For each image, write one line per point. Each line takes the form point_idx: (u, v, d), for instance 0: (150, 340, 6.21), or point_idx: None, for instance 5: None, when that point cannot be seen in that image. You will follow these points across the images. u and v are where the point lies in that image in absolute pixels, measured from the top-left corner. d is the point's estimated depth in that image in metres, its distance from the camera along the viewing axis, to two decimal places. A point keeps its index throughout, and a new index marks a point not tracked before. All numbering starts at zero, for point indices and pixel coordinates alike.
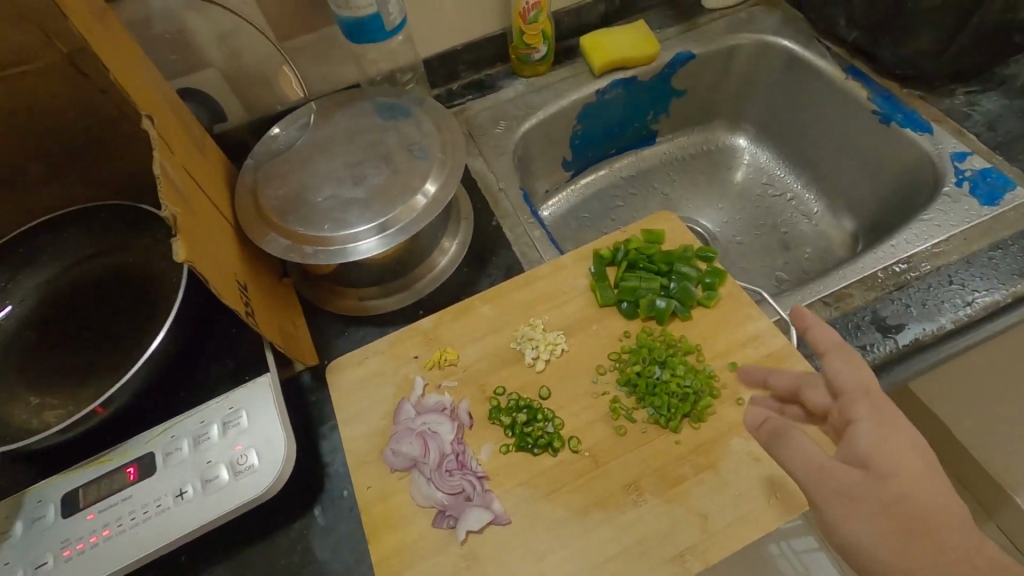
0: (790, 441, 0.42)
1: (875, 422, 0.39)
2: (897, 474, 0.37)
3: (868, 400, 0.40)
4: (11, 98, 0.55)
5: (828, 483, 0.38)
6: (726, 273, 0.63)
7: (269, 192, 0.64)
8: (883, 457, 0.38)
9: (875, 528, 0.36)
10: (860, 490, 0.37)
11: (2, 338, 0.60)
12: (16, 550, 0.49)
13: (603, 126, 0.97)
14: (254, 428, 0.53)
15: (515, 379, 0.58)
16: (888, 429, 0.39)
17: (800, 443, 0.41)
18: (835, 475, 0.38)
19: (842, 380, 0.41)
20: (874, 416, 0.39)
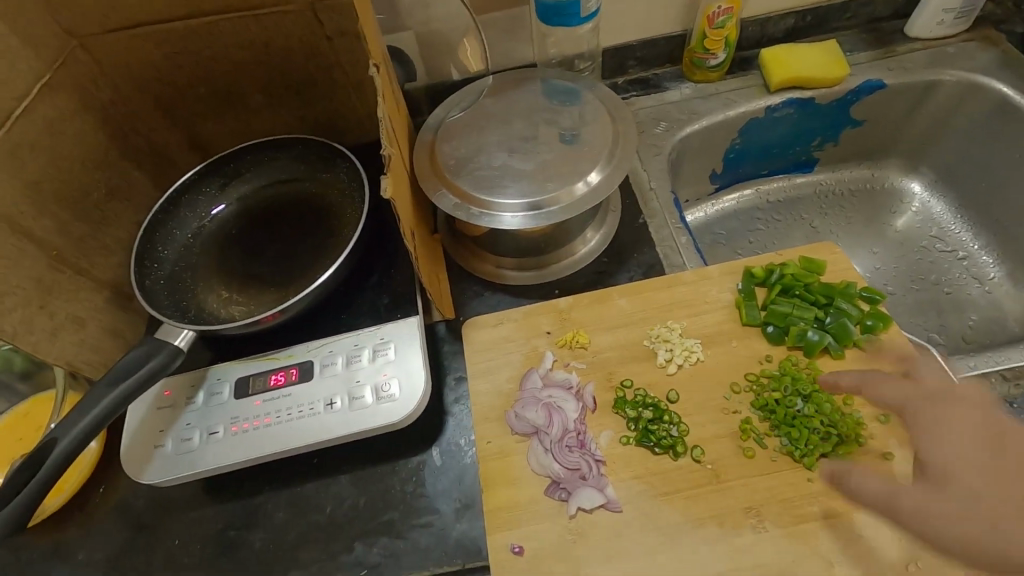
0: (865, 483, 0.49)
1: (931, 429, 0.49)
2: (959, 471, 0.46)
3: (923, 413, 0.51)
4: (259, 32, 0.63)
5: (907, 500, 0.46)
6: (891, 320, 0.60)
7: (445, 151, 0.69)
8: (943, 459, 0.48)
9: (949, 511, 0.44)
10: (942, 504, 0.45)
11: (204, 235, 0.70)
12: (196, 415, 0.58)
13: (765, 144, 0.93)
14: (399, 362, 0.58)
15: (644, 376, 0.59)
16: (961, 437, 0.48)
17: (867, 481, 0.49)
18: (928, 493, 0.46)
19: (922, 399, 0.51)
20: (936, 423, 0.50)
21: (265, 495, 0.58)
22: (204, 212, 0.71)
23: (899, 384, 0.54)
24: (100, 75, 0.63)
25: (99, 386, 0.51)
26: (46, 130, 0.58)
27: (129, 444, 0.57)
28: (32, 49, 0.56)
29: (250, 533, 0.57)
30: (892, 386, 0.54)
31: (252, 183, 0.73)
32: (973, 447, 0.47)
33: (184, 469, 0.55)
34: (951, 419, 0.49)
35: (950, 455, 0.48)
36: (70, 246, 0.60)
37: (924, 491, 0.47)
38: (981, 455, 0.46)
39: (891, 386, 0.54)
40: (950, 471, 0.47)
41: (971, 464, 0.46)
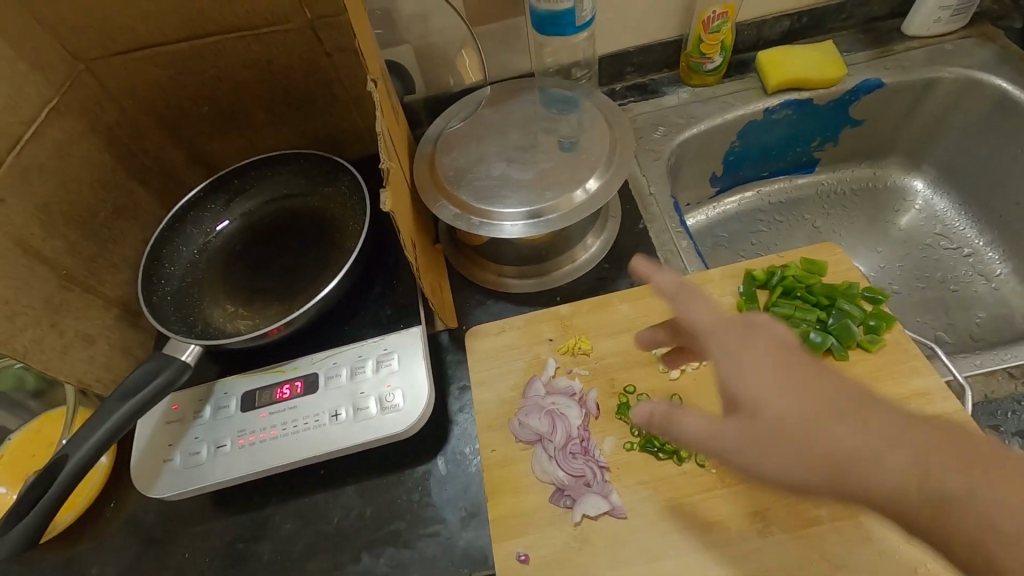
0: (688, 422, 0.40)
1: (732, 348, 0.40)
2: (772, 399, 0.38)
3: (720, 339, 0.41)
4: (260, 51, 0.65)
5: (728, 435, 0.38)
6: (896, 319, 0.59)
7: (445, 162, 0.69)
8: (746, 386, 0.39)
9: (775, 456, 0.37)
10: (743, 431, 0.38)
11: (210, 251, 0.71)
12: (204, 429, 0.58)
13: (763, 146, 0.93)
14: (403, 372, 0.59)
15: (647, 381, 0.59)
16: (759, 360, 0.40)
17: (688, 422, 0.39)
18: (739, 424, 0.38)
19: (709, 323, 0.42)
20: (724, 349, 0.40)
21: (274, 507, 0.59)
22: (209, 228, 0.72)
23: (681, 294, 0.44)
24: (106, 97, 0.64)
25: (108, 402, 0.52)
26: (53, 153, 0.59)
27: (139, 459, 0.57)
28: (40, 74, 0.58)
29: (259, 545, 0.57)
30: (697, 305, 0.43)
31: (256, 198, 0.74)
32: (761, 364, 0.39)
33: (193, 483, 0.56)
34: (748, 331, 0.41)
35: (755, 377, 0.39)
36: (79, 265, 0.62)
37: (737, 429, 0.38)
38: (781, 369, 0.39)
39: (689, 301, 0.43)
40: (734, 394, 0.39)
41: (773, 382, 0.38)
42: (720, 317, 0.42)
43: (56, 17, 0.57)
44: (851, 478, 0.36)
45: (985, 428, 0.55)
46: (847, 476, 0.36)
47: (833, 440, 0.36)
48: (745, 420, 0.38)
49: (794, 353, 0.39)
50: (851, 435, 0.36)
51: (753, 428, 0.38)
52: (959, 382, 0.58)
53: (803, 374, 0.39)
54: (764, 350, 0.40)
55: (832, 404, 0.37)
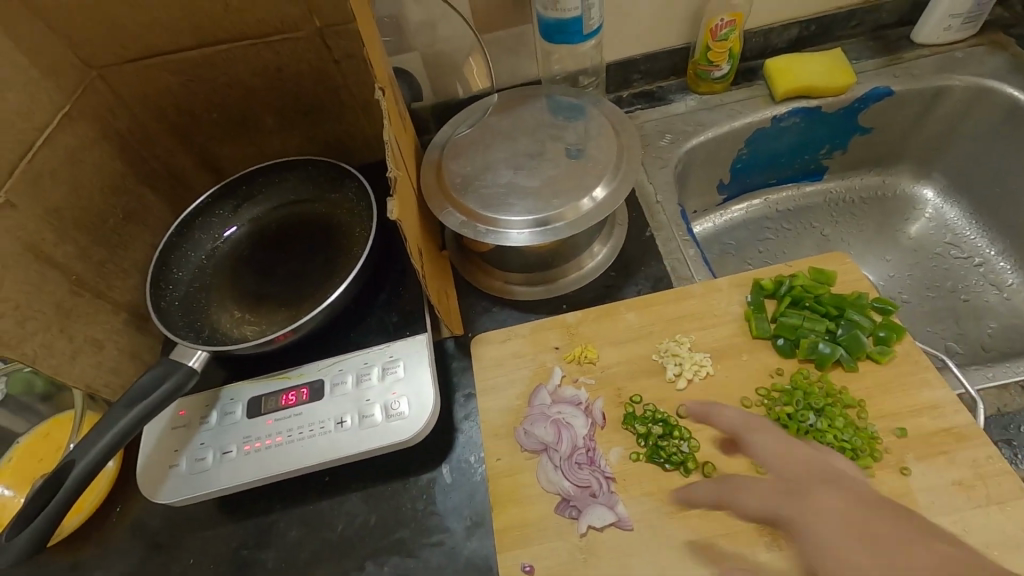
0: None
1: (807, 507, 0.42)
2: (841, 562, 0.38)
3: (786, 486, 0.44)
4: (270, 58, 0.65)
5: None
6: (905, 330, 0.59)
7: (452, 170, 0.69)
8: (818, 539, 0.40)
9: None
10: None
11: (218, 256, 0.71)
12: (210, 435, 0.58)
13: (771, 154, 0.93)
14: (408, 380, 0.59)
15: (654, 391, 0.59)
16: (833, 513, 0.41)
17: None
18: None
19: (775, 469, 0.47)
20: (795, 497, 0.43)
21: (278, 513, 0.59)
22: (217, 234, 0.73)
23: (773, 448, 0.49)
24: (117, 104, 0.65)
25: (116, 407, 0.52)
26: (65, 159, 0.59)
27: (145, 464, 0.57)
28: (52, 82, 0.58)
29: (263, 552, 0.57)
30: (768, 443, 0.49)
31: (265, 204, 0.75)
32: (836, 525, 0.40)
33: (198, 488, 0.56)
34: (817, 486, 0.43)
35: (825, 535, 0.40)
36: (89, 270, 0.62)
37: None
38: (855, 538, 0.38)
39: (774, 455, 0.48)
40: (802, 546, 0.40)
41: (843, 542, 0.39)
42: (810, 469, 0.45)
43: (70, 26, 0.58)
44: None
45: (998, 442, 0.54)
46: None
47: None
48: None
49: (873, 509, 0.40)
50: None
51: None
52: (971, 396, 0.57)
53: (878, 543, 0.38)
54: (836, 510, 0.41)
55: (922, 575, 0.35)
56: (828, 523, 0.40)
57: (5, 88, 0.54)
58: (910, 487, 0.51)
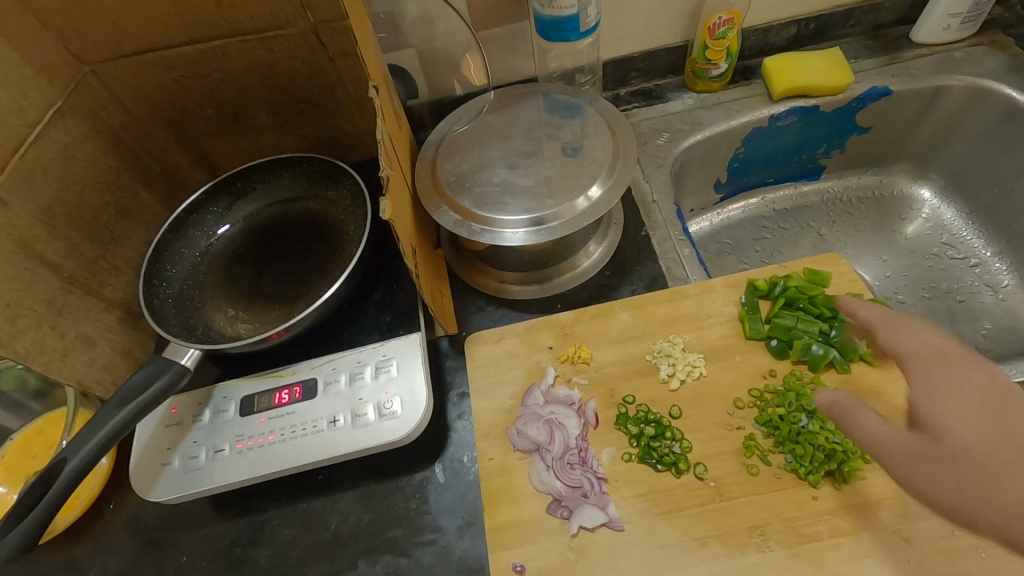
0: (865, 416, 0.48)
1: (941, 378, 0.45)
2: (962, 432, 0.42)
3: (920, 368, 0.47)
4: (263, 54, 0.65)
5: (899, 441, 0.45)
6: None
7: (446, 168, 0.69)
8: (945, 415, 0.43)
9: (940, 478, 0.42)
10: (911, 447, 0.44)
11: (213, 254, 0.71)
12: (202, 433, 0.58)
13: (769, 152, 0.93)
14: (402, 379, 0.59)
15: (647, 391, 0.59)
16: (967, 392, 0.43)
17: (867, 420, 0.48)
18: (920, 438, 0.44)
19: (908, 352, 0.49)
20: (928, 377, 0.46)
21: (271, 512, 0.59)
22: (211, 230, 0.72)
23: (909, 331, 0.51)
24: (110, 100, 0.65)
25: (107, 406, 0.52)
26: (57, 155, 0.59)
27: (138, 461, 0.57)
28: (44, 78, 0.58)
29: (256, 550, 0.57)
30: (908, 337, 0.50)
31: (259, 201, 0.75)
32: (965, 398, 0.43)
33: (190, 487, 0.56)
34: (964, 365, 0.45)
35: (948, 407, 0.43)
36: (81, 267, 0.62)
37: (919, 445, 0.44)
38: (980, 414, 0.42)
39: (909, 336, 0.50)
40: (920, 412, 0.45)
41: (957, 413, 0.43)
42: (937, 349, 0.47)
43: (61, 20, 0.57)
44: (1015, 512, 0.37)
45: None
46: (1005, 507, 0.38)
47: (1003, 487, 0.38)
48: (929, 440, 0.43)
49: (1012, 404, 0.42)
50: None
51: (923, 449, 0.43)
52: None
53: (991, 421, 0.41)
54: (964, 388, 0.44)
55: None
56: (959, 401, 0.43)
57: None
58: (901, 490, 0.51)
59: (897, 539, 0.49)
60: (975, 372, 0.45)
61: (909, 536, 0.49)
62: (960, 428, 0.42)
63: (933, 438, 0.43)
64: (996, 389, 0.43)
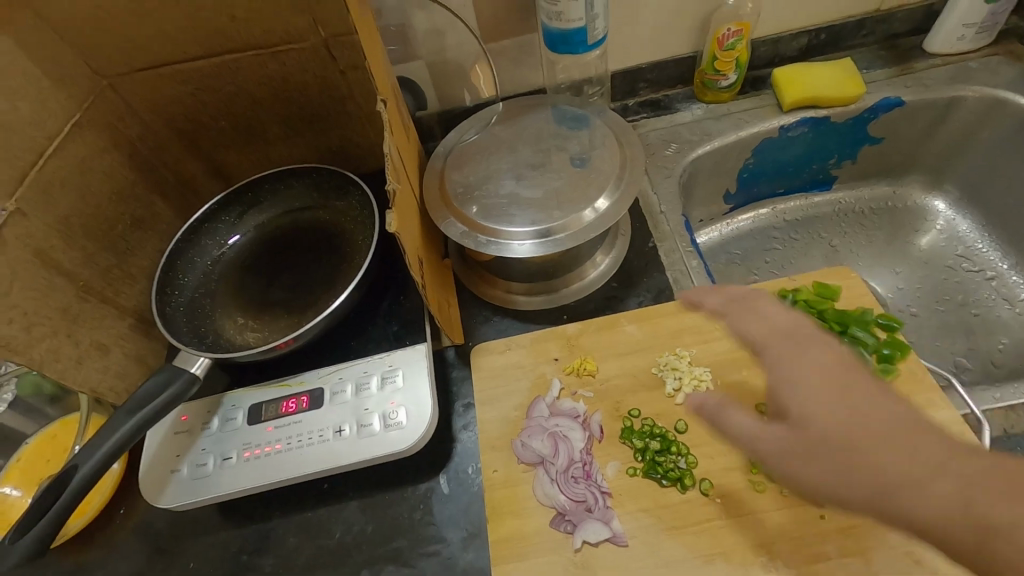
0: (734, 413, 0.46)
1: (792, 359, 0.44)
2: (817, 416, 0.41)
3: (773, 353, 0.45)
4: (275, 68, 0.66)
5: (775, 437, 0.42)
6: (909, 349, 0.59)
7: (454, 179, 0.70)
8: (799, 400, 0.42)
9: (813, 468, 0.40)
10: (784, 440, 0.42)
11: (224, 263, 0.72)
12: (211, 441, 0.59)
13: (778, 163, 0.92)
14: (407, 389, 0.59)
15: (652, 405, 0.58)
16: (815, 370, 0.43)
17: (737, 417, 0.45)
18: (784, 427, 0.42)
19: (759, 337, 0.47)
20: (783, 363, 0.44)
21: (277, 520, 0.59)
22: (223, 240, 0.74)
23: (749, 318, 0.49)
24: (127, 112, 0.66)
25: (119, 413, 0.53)
26: (75, 167, 0.61)
27: (148, 468, 0.58)
28: (63, 92, 0.59)
29: (262, 558, 0.58)
30: (753, 321, 0.49)
31: (270, 211, 0.76)
32: (817, 374, 0.43)
33: (198, 494, 0.56)
34: (805, 346, 0.45)
35: (805, 385, 0.42)
36: (97, 276, 0.63)
37: (782, 435, 0.42)
38: (837, 385, 0.42)
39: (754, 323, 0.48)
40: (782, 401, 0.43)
41: (811, 390, 0.42)
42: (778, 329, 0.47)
43: (81, 36, 0.59)
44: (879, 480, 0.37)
45: None
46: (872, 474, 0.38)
47: (886, 463, 0.37)
48: (790, 429, 0.42)
49: (853, 371, 0.42)
50: (896, 449, 0.38)
51: (789, 437, 0.42)
52: (975, 416, 0.56)
53: (840, 391, 0.41)
54: (816, 363, 0.43)
55: (882, 428, 0.39)
56: (810, 381, 0.42)
57: (18, 98, 0.55)
58: None
59: (907, 561, 0.48)
60: (817, 347, 0.44)
61: (919, 556, 0.48)
62: (813, 409, 0.41)
63: (794, 424, 0.42)
64: (837, 359, 0.43)
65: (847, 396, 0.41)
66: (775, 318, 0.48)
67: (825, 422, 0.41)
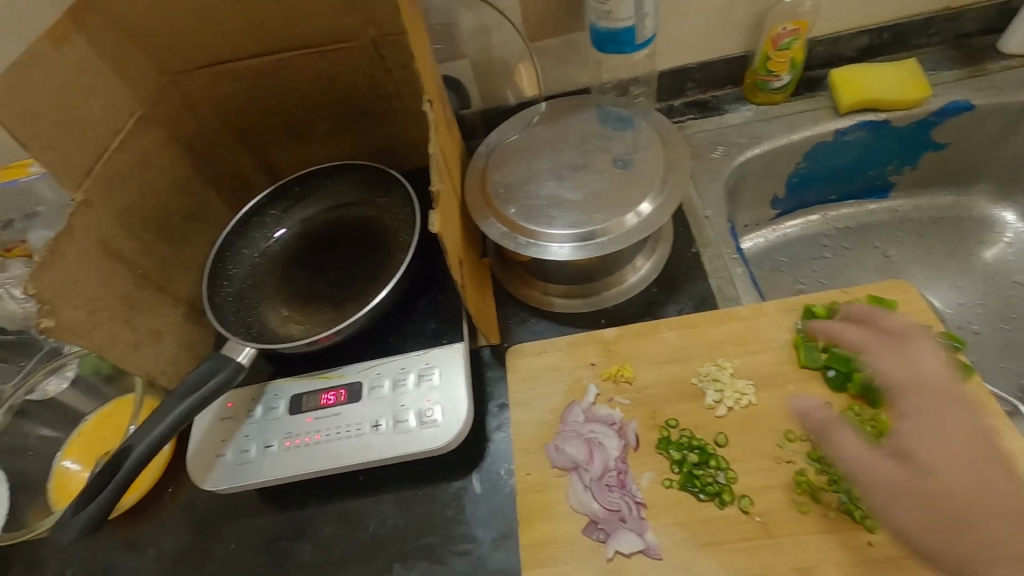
0: (846, 435, 0.49)
1: (928, 414, 0.44)
2: (939, 469, 0.41)
3: (913, 402, 0.46)
4: (325, 67, 0.67)
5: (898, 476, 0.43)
6: (974, 371, 0.55)
7: (495, 179, 0.70)
8: (925, 451, 0.42)
9: (909, 510, 0.41)
10: (896, 479, 0.43)
11: (270, 255, 0.74)
12: (254, 428, 0.61)
13: (832, 168, 0.88)
14: (443, 387, 0.59)
15: (691, 416, 0.57)
16: (952, 430, 0.43)
17: (845, 442, 0.48)
18: (900, 467, 0.43)
19: (898, 382, 0.48)
20: (920, 414, 0.44)
21: (314, 508, 0.61)
22: (270, 233, 0.76)
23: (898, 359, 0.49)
24: (185, 108, 0.69)
25: (171, 397, 0.56)
26: (137, 160, 0.63)
27: (195, 450, 0.61)
28: (129, 89, 0.62)
29: (298, 544, 0.60)
30: (903, 366, 0.48)
31: (315, 206, 0.78)
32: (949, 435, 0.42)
33: (242, 479, 0.59)
34: (949, 404, 0.44)
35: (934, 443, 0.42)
36: (154, 264, 0.66)
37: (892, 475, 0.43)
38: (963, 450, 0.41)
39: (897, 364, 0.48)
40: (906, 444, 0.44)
41: (934, 447, 0.42)
42: (923, 383, 0.46)
43: (147, 35, 0.61)
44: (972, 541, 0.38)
45: None
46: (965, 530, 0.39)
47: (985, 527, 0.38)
48: (903, 470, 0.43)
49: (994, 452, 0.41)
50: (1007, 524, 0.38)
51: (900, 479, 0.43)
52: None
53: (959, 452, 0.41)
54: (941, 424, 0.43)
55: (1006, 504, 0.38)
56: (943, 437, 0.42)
57: (89, 96, 0.58)
58: None
59: None
60: (962, 411, 0.44)
61: None
62: (938, 459, 0.42)
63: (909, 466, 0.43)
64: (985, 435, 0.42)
65: (976, 463, 0.41)
66: (937, 375, 0.47)
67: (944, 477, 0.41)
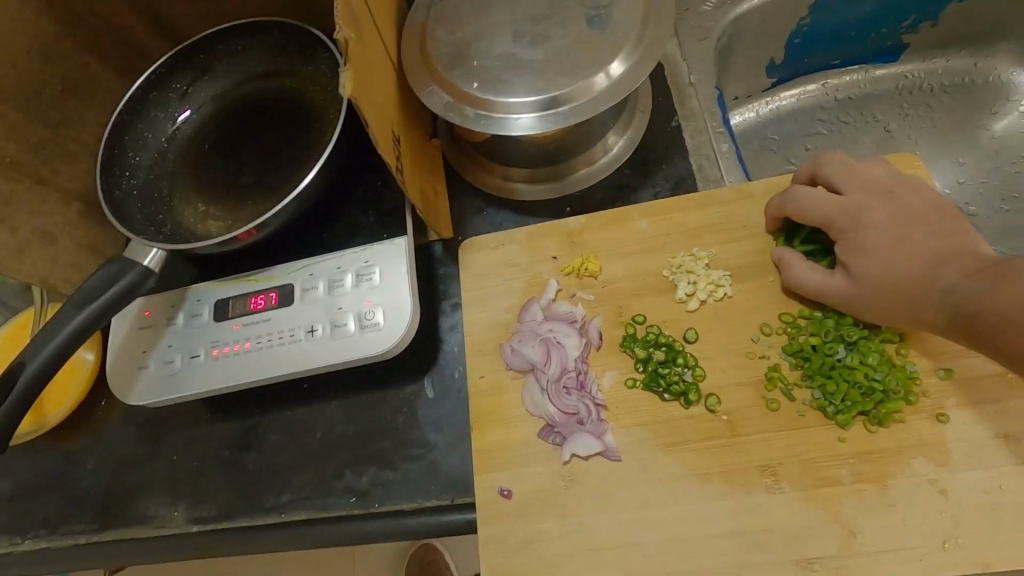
0: (807, 275, 0.48)
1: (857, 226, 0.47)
2: (888, 263, 0.45)
3: (841, 220, 0.47)
4: None
5: (847, 287, 0.47)
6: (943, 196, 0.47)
7: (437, 36, 0.57)
8: (873, 257, 0.45)
9: (873, 299, 0.45)
10: (857, 287, 0.46)
11: (179, 140, 0.63)
12: (177, 337, 0.55)
13: (840, 24, 0.75)
14: (385, 287, 0.53)
15: (660, 311, 0.52)
16: (876, 228, 0.46)
17: (808, 271, 0.48)
18: (845, 280, 0.47)
19: (825, 209, 0.48)
20: (851, 226, 0.47)
21: (257, 418, 0.57)
22: (174, 114, 0.64)
23: (817, 192, 0.49)
24: None
25: (67, 307, 0.48)
26: None
27: (115, 362, 0.55)
28: None
29: (242, 453, 0.56)
30: (819, 195, 0.48)
31: (227, 79, 0.65)
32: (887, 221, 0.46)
33: (169, 391, 0.53)
34: (867, 211, 0.47)
35: (884, 233, 0.46)
36: (27, 150, 0.55)
37: (848, 285, 0.46)
38: (917, 227, 0.45)
39: (824, 197, 0.48)
40: (854, 259, 0.46)
41: (892, 254, 0.45)
42: (850, 207, 0.47)
43: None
44: (995, 323, 0.39)
45: None
46: (985, 321, 0.40)
47: (1010, 295, 0.39)
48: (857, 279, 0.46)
49: (906, 226, 0.46)
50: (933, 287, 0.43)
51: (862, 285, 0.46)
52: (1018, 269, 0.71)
53: (917, 232, 0.45)
54: (898, 206, 0.46)
55: (934, 267, 0.43)
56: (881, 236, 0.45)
57: None
58: (943, 437, 0.44)
59: (931, 492, 0.43)
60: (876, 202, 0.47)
61: (944, 487, 0.43)
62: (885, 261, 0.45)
63: (862, 278, 0.46)
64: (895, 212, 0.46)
65: (905, 249, 0.45)
66: (845, 178, 0.49)
67: (893, 270, 0.44)
